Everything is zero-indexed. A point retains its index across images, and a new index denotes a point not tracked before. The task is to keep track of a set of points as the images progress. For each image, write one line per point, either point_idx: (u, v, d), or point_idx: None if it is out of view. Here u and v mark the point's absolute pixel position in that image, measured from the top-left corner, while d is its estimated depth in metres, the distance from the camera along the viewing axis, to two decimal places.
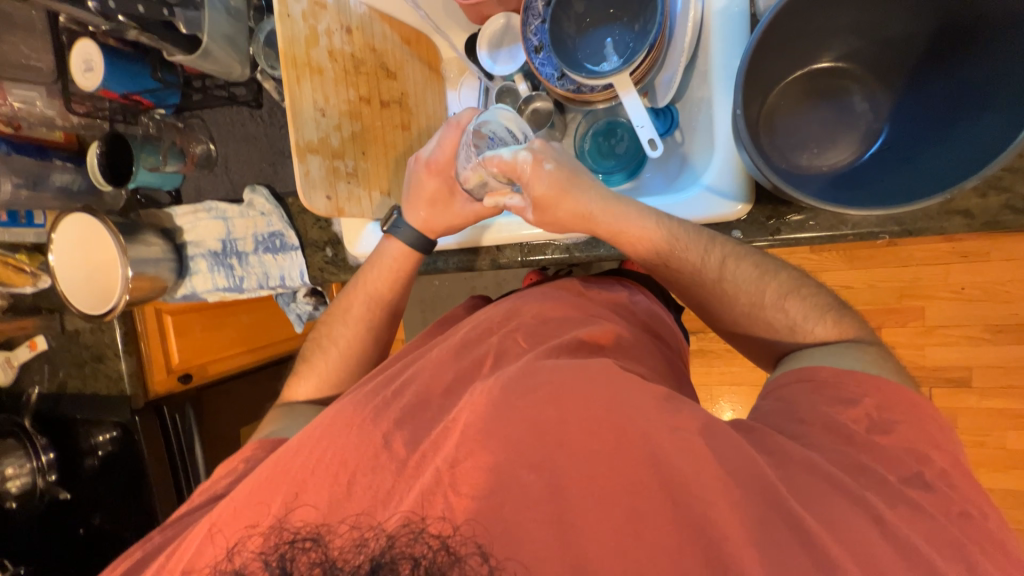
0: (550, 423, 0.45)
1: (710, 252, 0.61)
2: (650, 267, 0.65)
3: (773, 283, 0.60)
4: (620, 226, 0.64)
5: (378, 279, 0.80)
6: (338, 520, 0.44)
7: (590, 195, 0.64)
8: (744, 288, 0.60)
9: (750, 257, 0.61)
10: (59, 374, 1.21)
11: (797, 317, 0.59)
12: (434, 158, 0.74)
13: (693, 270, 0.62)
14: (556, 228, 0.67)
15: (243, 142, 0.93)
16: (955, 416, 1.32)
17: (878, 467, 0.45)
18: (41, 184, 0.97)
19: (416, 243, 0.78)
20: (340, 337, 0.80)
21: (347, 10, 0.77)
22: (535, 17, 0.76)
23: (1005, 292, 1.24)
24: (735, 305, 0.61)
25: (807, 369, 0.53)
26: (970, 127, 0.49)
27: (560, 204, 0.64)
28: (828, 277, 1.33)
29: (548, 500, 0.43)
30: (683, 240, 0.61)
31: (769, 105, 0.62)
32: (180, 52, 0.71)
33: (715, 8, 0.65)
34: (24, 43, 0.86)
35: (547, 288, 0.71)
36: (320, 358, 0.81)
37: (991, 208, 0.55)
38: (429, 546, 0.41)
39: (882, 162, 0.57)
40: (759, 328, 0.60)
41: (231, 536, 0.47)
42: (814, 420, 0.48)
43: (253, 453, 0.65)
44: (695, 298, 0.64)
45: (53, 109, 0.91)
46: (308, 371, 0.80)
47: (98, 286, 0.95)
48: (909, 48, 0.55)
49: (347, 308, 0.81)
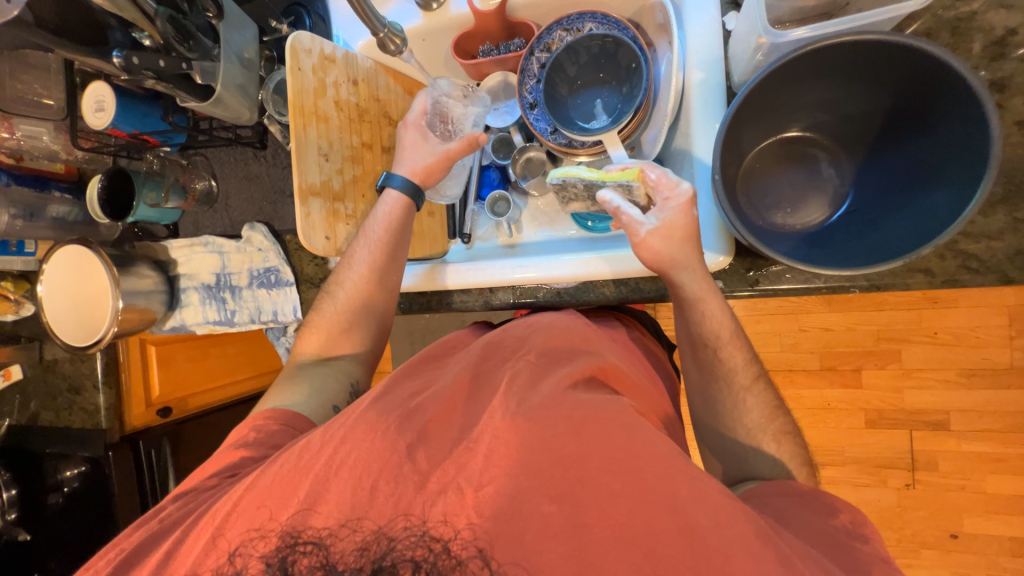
0: (572, 457, 0.49)
1: (750, 365, 0.66)
2: (693, 343, 0.68)
3: (781, 419, 0.65)
4: (705, 294, 0.64)
5: (357, 279, 0.77)
6: (337, 525, 0.49)
7: (702, 257, 0.64)
8: (757, 410, 0.65)
9: (771, 387, 0.67)
10: (32, 405, 1.17)
11: (766, 412, 0.65)
12: (411, 117, 0.80)
13: (728, 369, 0.66)
14: (648, 262, 0.65)
15: (245, 180, 0.94)
16: (937, 459, 1.34)
17: (867, 564, 0.48)
18: (36, 215, 0.98)
19: (412, 193, 0.78)
20: (346, 286, 0.78)
21: (354, 64, 0.81)
22: (531, 77, 0.81)
23: (974, 337, 1.29)
24: (741, 416, 0.65)
25: (787, 484, 0.58)
26: (921, 200, 0.54)
27: (678, 250, 0.63)
28: (807, 319, 1.38)
29: (571, 531, 0.46)
30: (736, 339, 0.66)
31: (745, 167, 0.68)
32: (194, 100, 0.74)
33: (694, 79, 0.69)
34: (37, 81, 0.88)
35: (558, 316, 0.71)
36: (327, 305, 0.80)
37: (951, 268, 0.60)
38: (430, 550, 0.47)
39: (850, 224, 0.62)
40: (742, 437, 0.65)
41: (231, 540, 0.52)
42: (800, 528, 0.52)
43: (265, 422, 0.67)
44: (708, 391, 0.68)
45: (58, 143, 0.93)
46: (314, 324, 0.80)
47: (85, 318, 0.94)
48: (869, 123, 0.61)
49: (350, 257, 0.78)
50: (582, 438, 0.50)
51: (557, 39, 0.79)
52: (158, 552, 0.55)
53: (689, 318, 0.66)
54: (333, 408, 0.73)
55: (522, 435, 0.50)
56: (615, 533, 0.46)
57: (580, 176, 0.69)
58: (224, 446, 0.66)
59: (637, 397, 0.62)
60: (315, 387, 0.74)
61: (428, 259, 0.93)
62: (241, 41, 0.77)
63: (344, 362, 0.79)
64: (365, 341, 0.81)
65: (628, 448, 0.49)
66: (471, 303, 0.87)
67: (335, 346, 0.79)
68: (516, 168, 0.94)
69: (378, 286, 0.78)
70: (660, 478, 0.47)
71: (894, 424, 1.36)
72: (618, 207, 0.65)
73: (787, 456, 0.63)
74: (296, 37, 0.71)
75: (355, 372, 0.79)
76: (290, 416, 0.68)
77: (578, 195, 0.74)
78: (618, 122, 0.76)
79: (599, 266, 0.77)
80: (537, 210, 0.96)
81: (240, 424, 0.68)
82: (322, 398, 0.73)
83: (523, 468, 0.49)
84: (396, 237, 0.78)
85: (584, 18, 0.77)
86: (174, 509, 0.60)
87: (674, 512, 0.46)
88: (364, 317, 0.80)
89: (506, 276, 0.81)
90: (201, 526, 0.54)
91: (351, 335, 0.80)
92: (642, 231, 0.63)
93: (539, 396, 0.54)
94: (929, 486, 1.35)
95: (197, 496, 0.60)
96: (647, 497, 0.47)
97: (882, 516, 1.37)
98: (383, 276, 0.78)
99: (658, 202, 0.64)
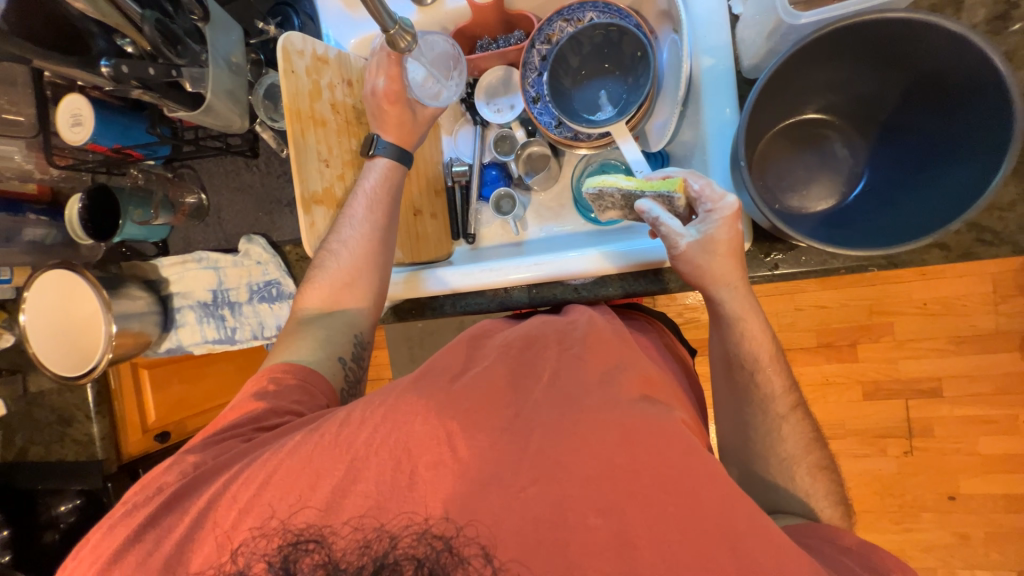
0: (624, 468, 0.49)
1: (788, 393, 0.66)
2: (729, 365, 0.68)
3: (818, 453, 0.65)
4: (746, 313, 0.65)
5: (355, 243, 0.72)
6: (342, 522, 0.50)
7: (744, 274, 0.63)
8: (792, 440, 0.65)
9: (808, 418, 0.67)
10: (18, 440, 1.10)
11: (797, 435, 0.65)
12: (377, 85, 0.75)
13: (766, 394, 0.66)
14: (685, 270, 0.64)
15: (237, 191, 0.90)
16: (933, 425, 1.38)
17: None
18: (12, 239, 0.94)
19: (398, 156, 0.76)
20: (344, 242, 0.73)
21: (348, 64, 0.78)
22: (532, 70, 0.80)
23: (961, 305, 1.34)
24: (776, 445, 0.66)
25: (834, 533, 0.58)
26: (941, 176, 0.55)
27: (719, 265, 0.62)
28: (804, 297, 1.40)
29: (614, 548, 0.47)
30: (775, 364, 0.66)
31: (760, 150, 0.68)
32: (183, 109, 0.70)
33: (703, 65, 0.68)
34: (4, 95, 0.82)
35: (597, 312, 0.69)
36: (327, 261, 0.74)
37: (965, 242, 0.61)
38: (432, 546, 0.49)
39: (867, 204, 0.63)
40: (776, 465, 0.66)
41: (232, 538, 0.52)
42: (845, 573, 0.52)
43: (283, 374, 0.68)
44: (741, 414, 0.68)
45: (31, 163, 0.87)
46: (315, 279, 0.75)
47: (77, 346, 0.89)
48: (883, 103, 0.61)
49: (348, 216, 0.74)
50: (614, 439, 0.50)
51: (558, 31, 0.78)
52: (165, 543, 0.54)
53: (728, 337, 0.66)
54: (339, 360, 0.72)
55: (558, 440, 0.51)
56: (662, 545, 0.47)
57: (617, 185, 0.70)
58: (244, 397, 0.67)
59: (680, 405, 0.61)
60: (322, 339, 0.72)
61: (433, 262, 0.91)
62: (228, 45, 0.73)
63: (347, 316, 0.74)
64: (369, 295, 0.75)
65: (678, 461, 0.49)
66: (485, 303, 0.85)
67: (337, 301, 0.74)
68: (519, 165, 0.92)
69: (380, 243, 0.74)
70: (695, 474, 0.49)
71: (890, 394, 1.40)
72: (657, 217, 0.63)
73: (815, 488, 0.64)
74: (287, 38, 0.68)
75: (358, 324, 0.75)
76: (305, 372, 0.68)
77: (615, 204, 0.73)
78: (625, 113, 0.75)
79: (613, 263, 0.76)
80: (541, 205, 0.95)
81: (254, 378, 0.69)
82: (328, 350, 0.72)
83: (568, 475, 0.49)
84: (392, 192, 0.75)
85: (585, 7, 0.76)
86: (206, 458, 0.60)
87: (705, 508, 0.48)
88: (367, 270, 0.73)
89: (521, 276, 0.79)
90: (233, 493, 0.54)
91: (354, 289, 0.74)
92: (682, 243, 0.62)
93: (570, 396, 0.54)
94: (926, 452, 1.39)
95: (234, 447, 0.60)
96: (693, 505, 0.48)
97: (882, 484, 1.42)
98: (384, 234, 0.75)
99: (700, 213, 0.62)
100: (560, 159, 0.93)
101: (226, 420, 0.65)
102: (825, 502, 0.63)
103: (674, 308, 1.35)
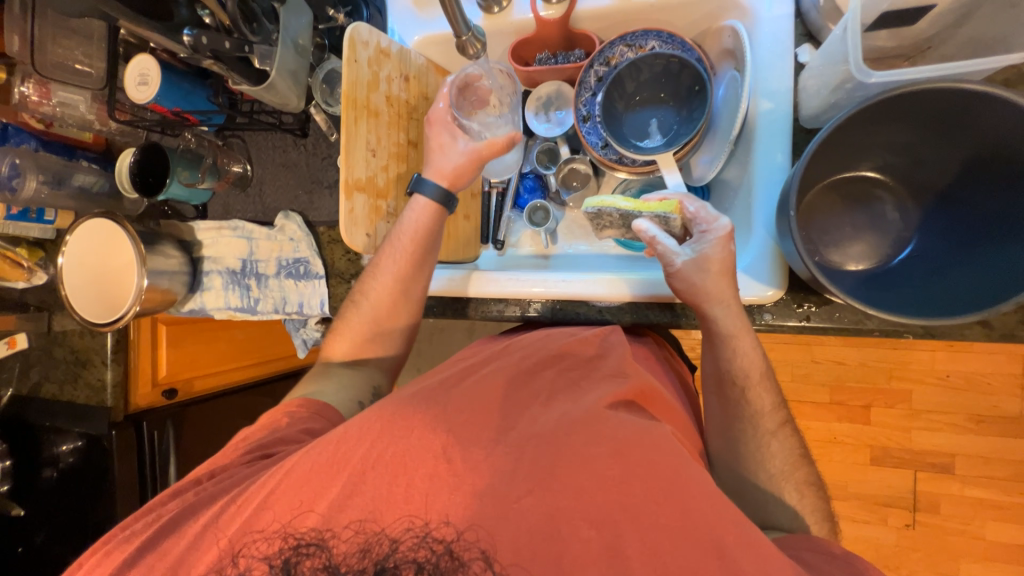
0: (614, 480, 0.50)
1: (776, 410, 0.67)
2: (720, 381, 0.69)
3: (804, 469, 0.65)
4: (738, 332, 0.65)
5: (372, 309, 0.77)
6: (342, 525, 0.51)
7: (738, 293, 0.64)
8: (781, 456, 0.65)
9: (798, 434, 0.67)
10: (34, 376, 1.13)
11: (786, 470, 0.65)
12: (437, 111, 0.74)
13: (754, 411, 0.66)
14: (680, 288, 0.66)
15: (281, 167, 0.92)
16: (940, 501, 1.33)
17: None
18: (63, 183, 0.96)
19: (442, 199, 0.74)
20: (371, 296, 0.76)
21: (408, 60, 0.80)
22: (587, 90, 0.81)
23: (986, 383, 1.30)
24: (765, 462, 0.65)
25: (821, 541, 0.56)
26: (996, 252, 0.54)
27: (714, 284, 0.63)
28: (822, 352, 1.38)
29: (604, 560, 0.47)
30: (764, 381, 0.67)
31: (806, 202, 0.69)
32: (248, 83, 0.72)
33: (761, 108, 0.68)
34: (80, 48, 0.86)
35: (610, 328, 0.72)
36: (352, 312, 0.78)
37: (1010, 322, 0.59)
38: (433, 550, 0.49)
39: (912, 270, 0.62)
40: (765, 484, 0.64)
41: (228, 527, 0.54)
42: None
43: (296, 408, 0.69)
44: (730, 434, 0.68)
45: (93, 113, 0.91)
46: (337, 329, 0.79)
47: (108, 295, 0.92)
48: (939, 168, 0.60)
49: (375, 269, 0.76)
50: (613, 455, 0.52)
51: (618, 55, 0.79)
52: (182, 540, 0.55)
53: (720, 354, 0.67)
54: (357, 403, 0.75)
55: (560, 451, 0.52)
56: (651, 559, 0.47)
57: (615, 207, 0.69)
58: (256, 428, 0.68)
59: (671, 418, 0.65)
60: (343, 383, 0.76)
61: (460, 263, 0.91)
62: (297, 28, 0.74)
63: (368, 368, 0.79)
64: (390, 346, 0.80)
65: (675, 480, 0.50)
66: (507, 313, 0.83)
67: (361, 352, 0.79)
68: (559, 179, 0.93)
69: (404, 298, 0.77)
70: (693, 496, 0.50)
71: (899, 462, 1.35)
72: (653, 237, 0.65)
73: (810, 511, 0.62)
74: (355, 28, 0.69)
75: (377, 377, 0.80)
76: (320, 406, 0.70)
77: (613, 224, 0.75)
78: (673, 144, 0.76)
79: (632, 291, 0.76)
80: (573, 223, 0.95)
81: (272, 410, 0.70)
82: (349, 392, 0.75)
83: (567, 486, 0.50)
84: (422, 248, 0.75)
85: (648, 35, 0.76)
86: (207, 484, 0.61)
87: (696, 528, 0.48)
88: (387, 325, 0.78)
89: (547, 290, 0.79)
90: (232, 512, 0.55)
91: (377, 341, 0.79)
92: (677, 261, 0.64)
93: (578, 412, 0.56)
94: (930, 528, 1.34)
95: (234, 473, 0.61)
96: (687, 521, 0.48)
97: (878, 554, 1.37)
98: (407, 289, 0.76)
99: (695, 234, 0.65)
100: (600, 179, 0.93)
101: (233, 450, 0.65)
102: (814, 519, 0.62)
103: (688, 341, 1.33)
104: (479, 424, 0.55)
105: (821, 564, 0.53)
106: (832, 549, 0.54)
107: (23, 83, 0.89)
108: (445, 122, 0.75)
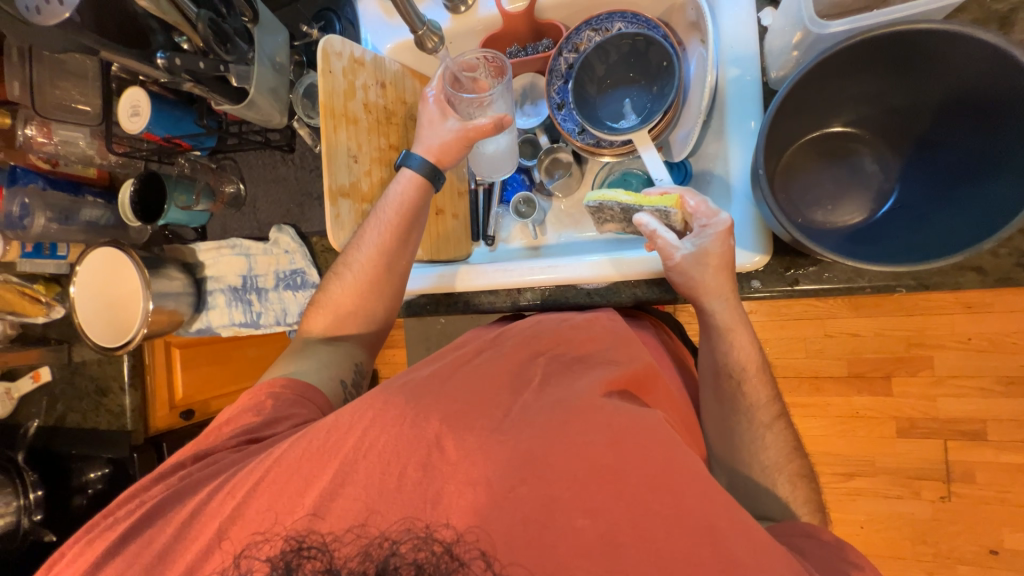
0: (608, 468, 0.50)
1: (771, 403, 0.66)
2: (716, 373, 0.68)
3: (798, 462, 0.63)
4: (736, 325, 0.66)
5: (351, 282, 0.78)
6: (342, 529, 0.51)
7: (736, 288, 0.64)
8: (775, 448, 0.64)
9: (792, 427, 0.66)
10: (59, 407, 1.18)
11: (780, 448, 0.64)
12: (431, 90, 0.78)
13: (750, 404, 0.65)
14: (680, 278, 0.66)
15: (272, 183, 0.95)
16: (973, 470, 1.28)
17: None
18: (71, 218, 1.02)
19: (429, 174, 0.75)
20: (354, 266, 0.77)
21: (383, 68, 0.82)
22: (559, 78, 0.82)
23: (1012, 343, 1.24)
24: (758, 452, 0.64)
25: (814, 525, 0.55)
26: (981, 191, 0.53)
27: (712, 279, 0.63)
28: (834, 324, 1.34)
29: (601, 549, 0.47)
30: (761, 374, 0.66)
31: (784, 162, 0.68)
32: (228, 103, 0.76)
33: (728, 76, 0.69)
34: (76, 89, 0.91)
35: (602, 313, 0.73)
36: (334, 285, 0.80)
37: (1004, 266, 0.58)
38: (434, 551, 0.48)
39: (896, 221, 0.61)
40: (761, 468, 0.64)
41: (213, 527, 0.54)
42: (820, 566, 0.50)
43: (280, 389, 0.70)
44: (726, 422, 0.67)
45: (93, 148, 0.97)
46: (321, 302, 0.81)
47: (117, 321, 0.95)
48: (916, 116, 0.60)
49: (359, 238, 0.77)
50: (604, 440, 0.52)
51: (585, 40, 0.79)
52: (184, 526, 0.56)
53: (717, 347, 0.67)
54: (339, 382, 0.76)
55: (550, 442, 0.52)
56: (644, 542, 0.47)
57: (617, 201, 0.70)
58: (241, 410, 0.68)
59: (666, 408, 0.65)
60: (322, 361, 0.77)
61: (452, 261, 0.92)
62: (273, 46, 0.78)
63: (348, 343, 0.81)
64: (368, 326, 0.82)
65: (668, 465, 0.50)
66: (498, 303, 0.85)
67: (339, 327, 0.80)
68: (542, 171, 0.94)
69: (389, 271, 0.78)
70: (683, 478, 0.50)
71: (925, 434, 1.31)
72: (654, 230, 0.66)
73: (806, 487, 0.62)
74: (328, 40, 0.72)
75: (357, 354, 0.81)
76: (306, 388, 0.71)
77: (614, 217, 0.76)
78: (648, 121, 0.76)
79: (618, 270, 0.76)
80: (561, 212, 0.96)
81: (254, 391, 0.71)
82: (329, 370, 0.76)
83: (561, 475, 0.50)
84: (409, 221, 0.76)
85: (613, 17, 0.77)
86: (192, 470, 0.62)
87: (691, 509, 0.48)
88: (368, 303, 0.80)
89: (534, 278, 0.79)
90: (221, 500, 0.55)
91: (358, 316, 0.81)
92: (677, 255, 0.64)
93: (569, 400, 0.56)
94: (964, 500, 1.29)
95: (222, 459, 0.62)
96: (676, 505, 0.48)
97: (914, 529, 1.32)
98: (392, 262, 0.78)
99: (695, 229, 0.65)
100: (583, 167, 0.94)
101: (220, 432, 0.67)
102: (803, 509, 0.61)
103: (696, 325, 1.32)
104: (471, 412, 0.55)
105: (816, 551, 0.52)
106: (821, 535, 0.53)
107: (25, 125, 0.94)
108: (439, 100, 0.77)
